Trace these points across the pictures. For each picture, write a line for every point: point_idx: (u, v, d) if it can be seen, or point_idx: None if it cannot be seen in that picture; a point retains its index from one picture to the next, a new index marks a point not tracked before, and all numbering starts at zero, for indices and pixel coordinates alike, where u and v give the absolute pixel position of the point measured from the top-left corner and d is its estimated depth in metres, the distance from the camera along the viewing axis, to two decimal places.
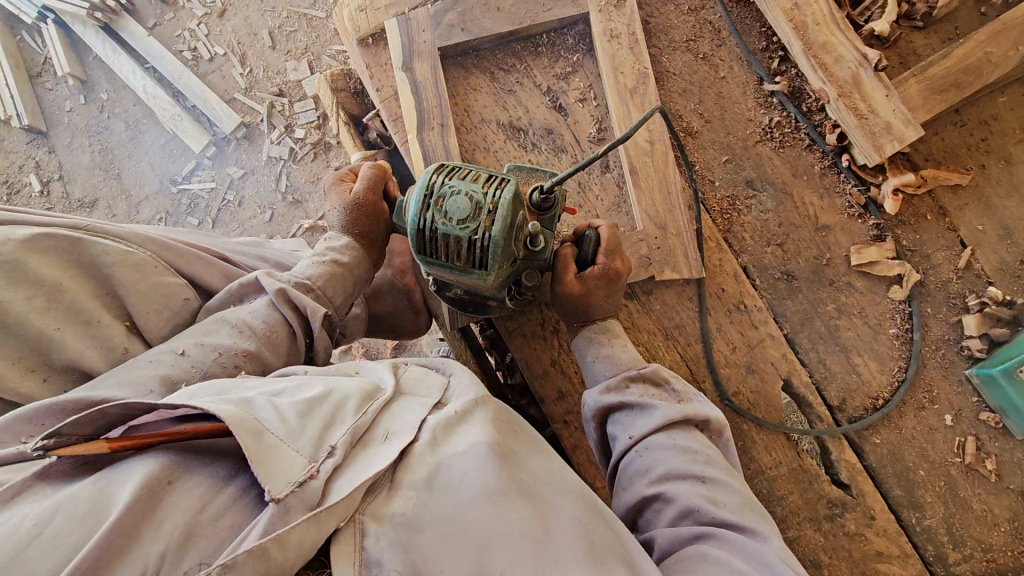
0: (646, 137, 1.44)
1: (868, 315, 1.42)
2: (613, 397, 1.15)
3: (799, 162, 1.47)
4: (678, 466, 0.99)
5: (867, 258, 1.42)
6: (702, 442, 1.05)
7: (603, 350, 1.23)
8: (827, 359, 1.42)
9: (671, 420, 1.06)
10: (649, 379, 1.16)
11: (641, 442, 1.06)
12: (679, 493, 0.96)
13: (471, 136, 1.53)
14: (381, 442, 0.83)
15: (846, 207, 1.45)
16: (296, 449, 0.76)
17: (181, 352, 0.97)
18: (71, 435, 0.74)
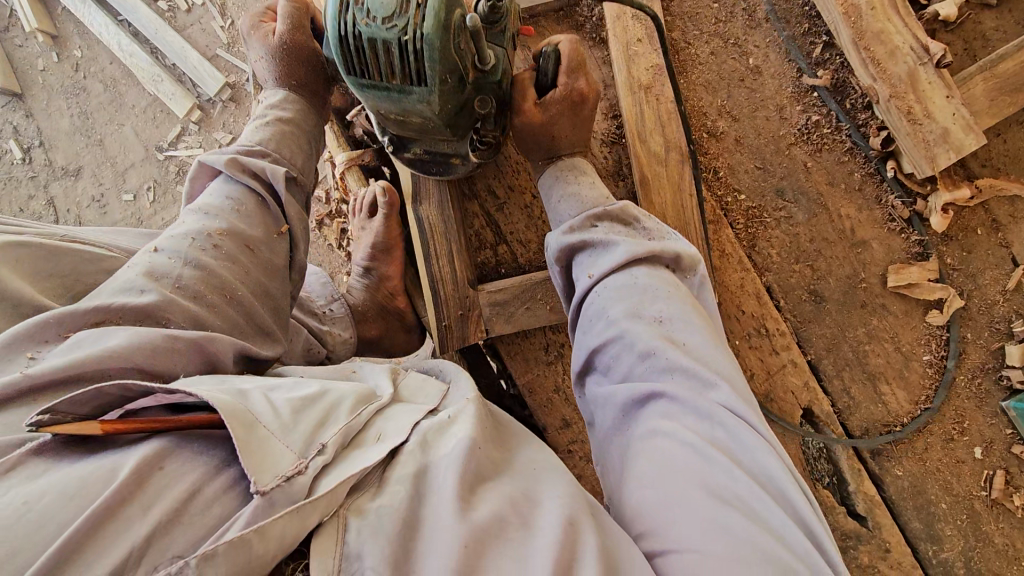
0: (666, 144, 1.26)
1: (901, 341, 1.31)
2: (573, 235, 0.99)
3: (837, 169, 1.30)
4: (635, 305, 0.85)
5: (905, 280, 1.29)
6: (666, 280, 0.88)
7: (573, 193, 1.07)
8: (851, 386, 1.33)
9: (632, 257, 0.90)
10: (618, 214, 1.00)
11: (598, 282, 0.91)
12: (632, 337, 0.82)
13: None
14: (374, 442, 0.68)
15: (886, 221, 1.30)
16: (287, 440, 0.62)
17: (154, 250, 0.86)
18: (69, 414, 0.60)
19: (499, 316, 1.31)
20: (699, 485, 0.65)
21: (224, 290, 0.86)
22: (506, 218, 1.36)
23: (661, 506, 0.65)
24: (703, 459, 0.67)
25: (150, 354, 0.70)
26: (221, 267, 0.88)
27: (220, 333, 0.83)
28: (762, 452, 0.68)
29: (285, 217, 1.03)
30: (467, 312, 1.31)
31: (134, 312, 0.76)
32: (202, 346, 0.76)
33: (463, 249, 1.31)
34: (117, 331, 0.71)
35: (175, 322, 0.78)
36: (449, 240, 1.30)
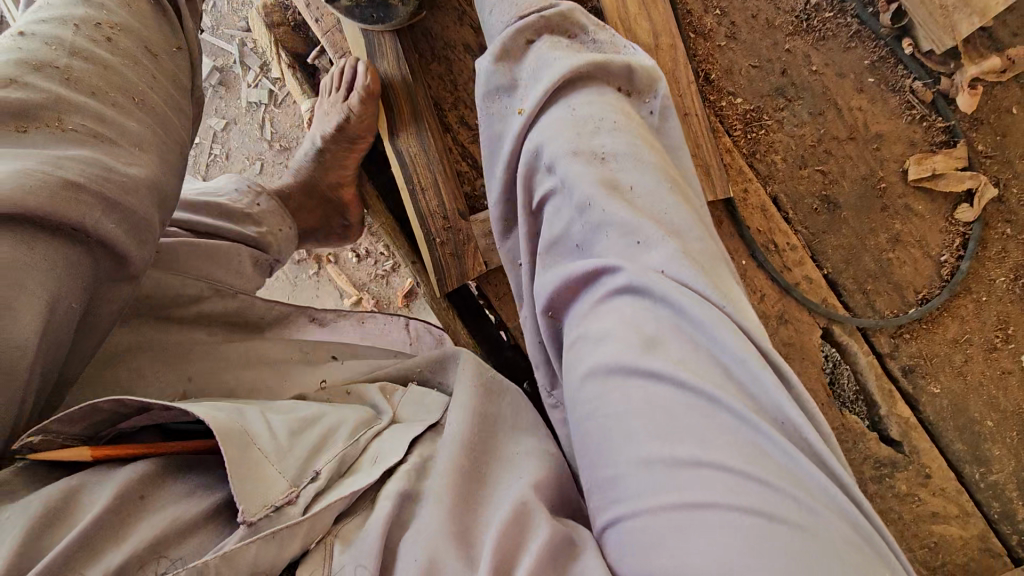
0: (654, 32, 1.15)
1: (928, 245, 1.17)
2: (500, 84, 0.91)
3: (844, 57, 1.16)
4: (571, 148, 0.80)
5: (928, 172, 1.14)
6: (607, 108, 0.84)
7: (506, 4, 0.96)
8: (876, 300, 1.20)
9: (566, 78, 0.84)
10: (552, 41, 0.91)
11: (529, 127, 0.86)
12: (564, 206, 0.80)
13: (433, 65, 1.25)
14: (369, 467, 0.73)
15: (904, 110, 1.15)
16: (279, 469, 0.66)
17: (21, 34, 0.75)
18: (62, 434, 0.63)
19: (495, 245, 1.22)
20: (638, 374, 0.64)
21: (134, 96, 0.78)
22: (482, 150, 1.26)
23: (602, 398, 0.66)
24: (640, 342, 0.66)
25: (43, 193, 0.59)
26: (120, 63, 0.79)
27: (140, 137, 0.76)
28: (706, 317, 0.66)
29: (186, 33, 0.94)
30: (460, 246, 1.22)
31: (11, 113, 0.65)
32: (114, 196, 0.66)
33: (437, 184, 1.22)
34: (7, 156, 0.61)
35: (72, 124, 0.69)
36: (428, 173, 1.21)
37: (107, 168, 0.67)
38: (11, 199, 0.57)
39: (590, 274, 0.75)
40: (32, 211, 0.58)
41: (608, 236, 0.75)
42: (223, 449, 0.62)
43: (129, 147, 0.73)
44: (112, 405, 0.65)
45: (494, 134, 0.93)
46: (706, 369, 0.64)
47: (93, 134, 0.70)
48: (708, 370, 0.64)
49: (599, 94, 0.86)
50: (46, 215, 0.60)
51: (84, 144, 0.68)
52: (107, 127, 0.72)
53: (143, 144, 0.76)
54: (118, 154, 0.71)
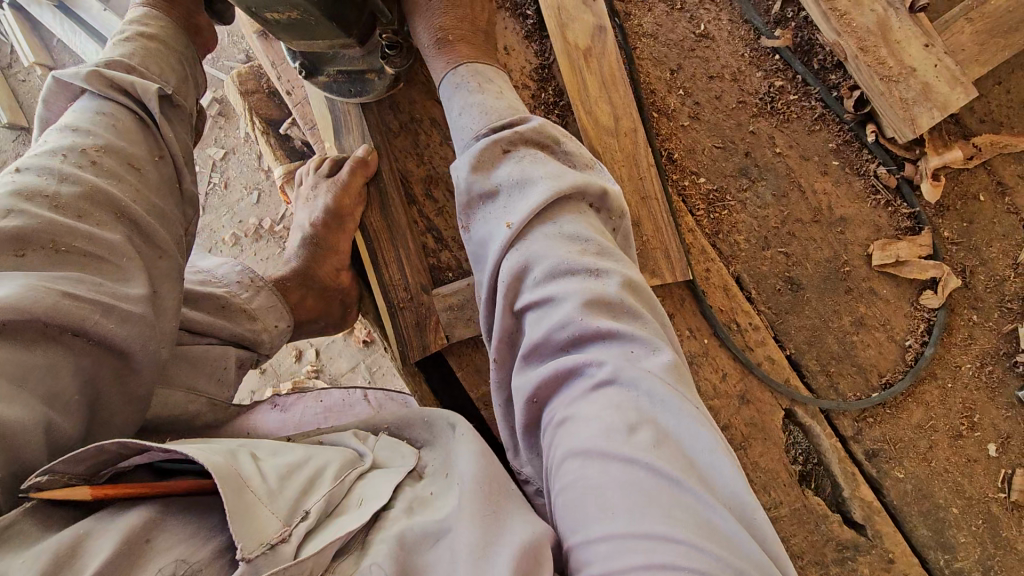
0: (614, 112, 1.12)
1: (893, 328, 1.16)
2: (481, 191, 0.86)
3: (808, 140, 1.16)
4: (561, 259, 0.75)
5: (893, 258, 1.13)
6: (591, 226, 0.81)
7: (478, 112, 0.95)
8: (840, 382, 1.18)
9: (555, 195, 0.79)
10: (529, 156, 0.86)
11: (512, 239, 0.79)
12: (550, 310, 0.73)
13: (401, 139, 1.26)
14: (356, 508, 0.71)
15: (869, 194, 1.15)
16: (270, 510, 0.65)
17: (16, 170, 0.74)
18: (64, 473, 0.61)
19: (456, 321, 1.22)
20: (617, 457, 0.60)
21: (118, 211, 0.75)
22: (447, 222, 1.27)
23: (579, 485, 0.61)
24: (623, 429, 0.62)
25: (46, 303, 0.62)
26: (107, 184, 0.76)
27: (125, 252, 0.73)
28: (685, 416, 0.64)
29: (170, 142, 0.89)
30: (421, 319, 1.22)
31: (11, 238, 0.65)
32: (106, 301, 0.67)
33: (401, 258, 1.23)
34: (10, 276, 0.63)
35: (65, 245, 0.69)
36: (394, 245, 1.23)
37: (98, 281, 0.68)
38: (18, 312, 0.60)
39: (572, 369, 0.70)
40: (39, 320, 0.61)
41: (600, 342, 0.70)
42: (218, 481, 0.63)
43: (114, 258, 0.71)
44: (116, 448, 0.61)
45: (478, 242, 0.86)
46: (688, 469, 0.60)
47: (84, 253, 0.70)
48: (687, 462, 0.61)
49: (579, 211, 0.83)
50: (53, 320, 0.62)
51: (77, 262, 0.69)
52: (96, 244, 0.71)
53: (127, 258, 0.73)
54: (109, 254, 0.71)
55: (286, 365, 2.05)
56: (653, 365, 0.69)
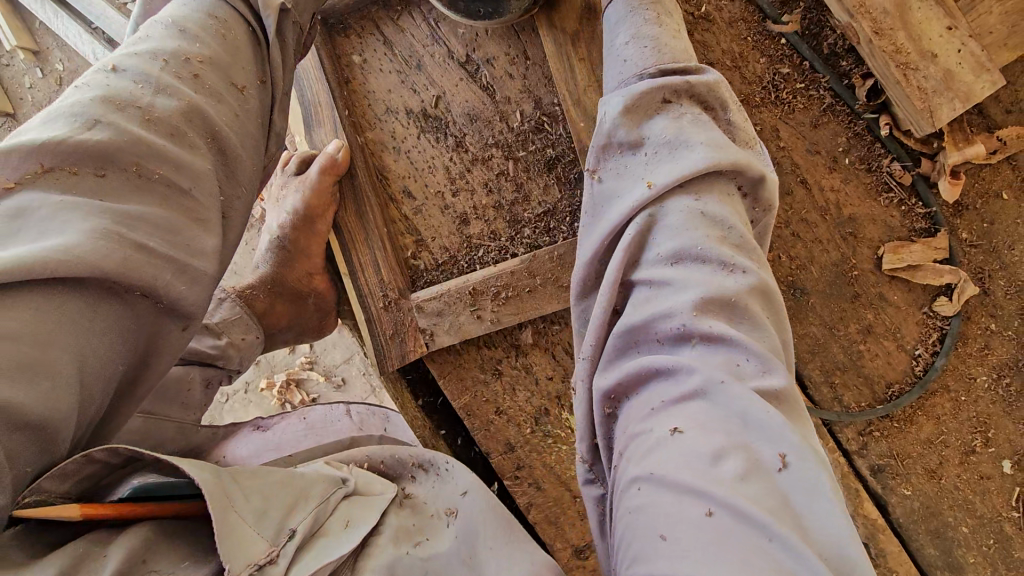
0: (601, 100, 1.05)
1: (903, 337, 1.08)
2: (623, 139, 0.85)
3: (816, 133, 1.06)
4: (688, 246, 0.74)
5: (904, 263, 1.05)
6: (737, 219, 0.77)
7: (648, 44, 0.88)
8: (844, 393, 1.11)
9: (706, 168, 0.76)
10: (687, 116, 0.83)
11: (645, 205, 0.79)
12: (666, 292, 0.73)
13: (376, 132, 1.19)
14: (341, 532, 0.71)
15: (881, 192, 1.05)
16: (257, 531, 0.63)
17: (115, 70, 0.73)
18: (49, 492, 0.55)
19: (437, 327, 1.15)
20: (696, 483, 0.58)
21: (211, 137, 0.74)
22: (427, 222, 1.19)
23: (654, 507, 0.60)
24: (720, 451, 0.60)
25: (116, 257, 0.58)
26: (204, 102, 0.75)
27: (208, 185, 0.71)
28: (793, 447, 0.60)
29: (273, 65, 0.88)
30: (399, 325, 1.16)
31: (92, 154, 0.63)
32: (182, 257, 0.64)
33: (382, 260, 1.16)
34: (79, 211, 0.59)
35: (149, 170, 0.66)
36: (369, 247, 1.15)
37: (173, 227, 0.65)
38: (84, 266, 0.55)
39: (674, 365, 0.68)
40: (108, 276, 0.57)
41: (706, 347, 0.68)
42: (209, 500, 0.59)
43: (194, 193, 0.69)
44: (107, 454, 0.57)
45: (608, 192, 0.85)
46: (782, 508, 0.57)
47: (169, 183, 0.67)
48: (775, 503, 0.57)
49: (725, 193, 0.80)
50: (122, 275, 0.58)
51: (158, 195, 0.66)
52: (180, 174, 0.68)
53: (209, 193, 0.71)
54: (195, 184, 0.69)
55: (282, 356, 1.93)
56: (768, 384, 0.65)
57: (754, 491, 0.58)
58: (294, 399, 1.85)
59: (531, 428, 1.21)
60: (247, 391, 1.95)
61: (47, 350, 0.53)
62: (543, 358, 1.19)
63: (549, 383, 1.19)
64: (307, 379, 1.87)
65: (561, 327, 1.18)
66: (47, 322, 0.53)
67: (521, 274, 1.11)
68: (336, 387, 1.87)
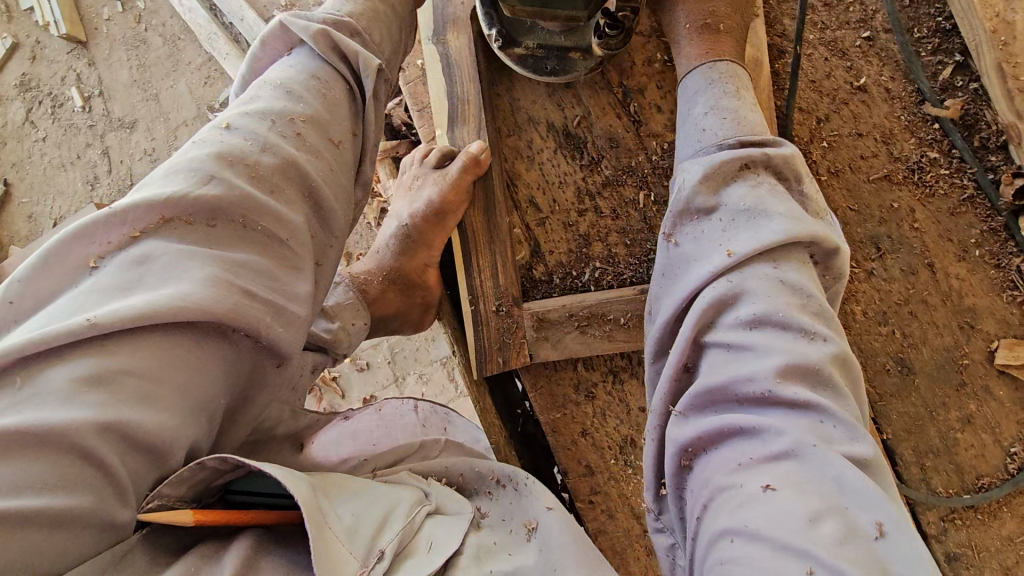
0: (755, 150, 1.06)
1: (1001, 433, 1.09)
2: (699, 206, 0.87)
3: (951, 220, 1.08)
4: (773, 309, 0.75)
5: (1018, 361, 1.06)
6: (810, 282, 0.79)
7: (726, 114, 0.94)
8: (933, 477, 1.11)
9: (788, 239, 0.79)
10: (765, 185, 0.85)
11: (725, 270, 0.81)
12: (748, 358, 0.74)
13: (514, 139, 1.20)
14: (426, 552, 0.75)
15: (1006, 288, 1.07)
16: (349, 550, 0.69)
17: (226, 126, 0.77)
18: (170, 497, 0.62)
19: (545, 340, 1.16)
20: (795, 541, 0.60)
21: (308, 189, 0.78)
22: (548, 236, 1.20)
23: (747, 561, 0.61)
24: (817, 513, 0.62)
25: (228, 303, 0.64)
26: (304, 158, 0.78)
27: (302, 240, 0.75)
28: (884, 514, 0.63)
29: (366, 117, 0.93)
30: (507, 332, 1.16)
31: (207, 207, 0.68)
32: (280, 301, 0.70)
33: (504, 265, 1.17)
34: (197, 258, 0.65)
35: (254, 224, 0.71)
36: (492, 249, 1.17)
37: (273, 274, 0.70)
38: (201, 313, 0.62)
39: (755, 427, 0.71)
40: (221, 320, 0.63)
41: (795, 407, 0.70)
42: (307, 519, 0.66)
43: (290, 243, 0.74)
44: (216, 462, 0.62)
45: (686, 254, 0.87)
46: (884, 574, 0.59)
47: (268, 233, 0.72)
48: (877, 568, 0.59)
49: (801, 263, 0.82)
50: (231, 320, 0.64)
51: (259, 245, 0.71)
52: (281, 226, 0.73)
53: (303, 246, 0.76)
54: (283, 229, 0.73)
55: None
56: (856, 451, 0.68)
57: (852, 554, 0.60)
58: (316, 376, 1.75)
59: (612, 456, 1.20)
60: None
61: (163, 385, 0.60)
62: (640, 390, 1.19)
63: (639, 415, 1.20)
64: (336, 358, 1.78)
65: None
66: (155, 362, 0.60)
67: (638, 307, 1.14)
68: (359, 370, 1.75)
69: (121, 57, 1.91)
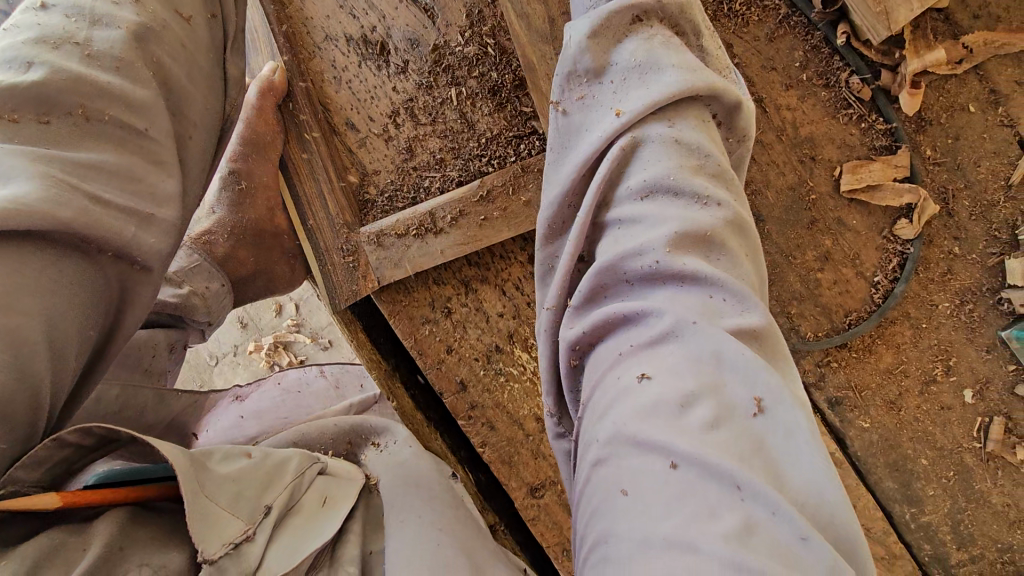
0: (547, 12, 1.00)
1: (863, 264, 1.03)
2: (586, 67, 0.76)
3: (772, 47, 0.99)
4: (662, 175, 0.68)
5: (863, 184, 0.99)
6: (711, 141, 0.72)
7: None
8: (802, 324, 1.06)
9: (683, 89, 0.70)
10: (659, 36, 0.75)
11: (619, 130, 0.71)
12: (637, 231, 0.67)
13: (315, 61, 1.13)
14: (320, 506, 0.74)
15: (841, 109, 0.99)
16: (231, 510, 0.64)
17: (41, 6, 0.71)
18: (21, 483, 0.55)
19: (385, 261, 1.13)
20: (666, 429, 0.54)
21: (155, 56, 0.74)
22: (371, 155, 1.15)
23: (620, 462, 0.55)
24: (689, 395, 0.55)
25: (74, 208, 0.57)
26: (147, 22, 0.73)
27: (157, 116, 0.71)
28: (766, 389, 0.55)
29: None
30: (350, 259, 1.14)
31: (33, 99, 0.61)
32: (143, 209, 0.65)
33: (336, 190, 1.13)
34: (22, 158, 0.57)
35: (98, 113, 0.65)
36: (315, 179, 1.12)
37: (134, 173, 0.66)
38: (36, 215, 0.53)
39: (642, 310, 0.63)
40: (69, 229, 0.56)
41: (683, 282, 0.63)
42: (184, 482, 0.61)
43: (150, 134, 0.69)
44: (79, 437, 0.57)
45: (574, 124, 0.77)
46: (758, 451, 0.53)
47: (122, 125, 0.67)
48: (753, 446, 0.53)
49: (701, 119, 0.74)
50: (87, 232, 0.58)
51: (114, 142, 0.66)
52: (133, 115, 0.68)
53: (163, 140, 0.71)
54: (133, 109, 0.68)
55: (267, 320, 1.84)
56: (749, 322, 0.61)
57: (724, 436, 0.53)
58: (282, 362, 1.80)
59: (482, 365, 1.17)
60: (235, 354, 1.87)
61: (10, 315, 0.51)
62: (494, 294, 1.16)
63: (500, 320, 1.16)
64: (295, 343, 1.80)
65: (509, 261, 1.15)
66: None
67: (475, 201, 1.09)
68: (323, 349, 1.79)
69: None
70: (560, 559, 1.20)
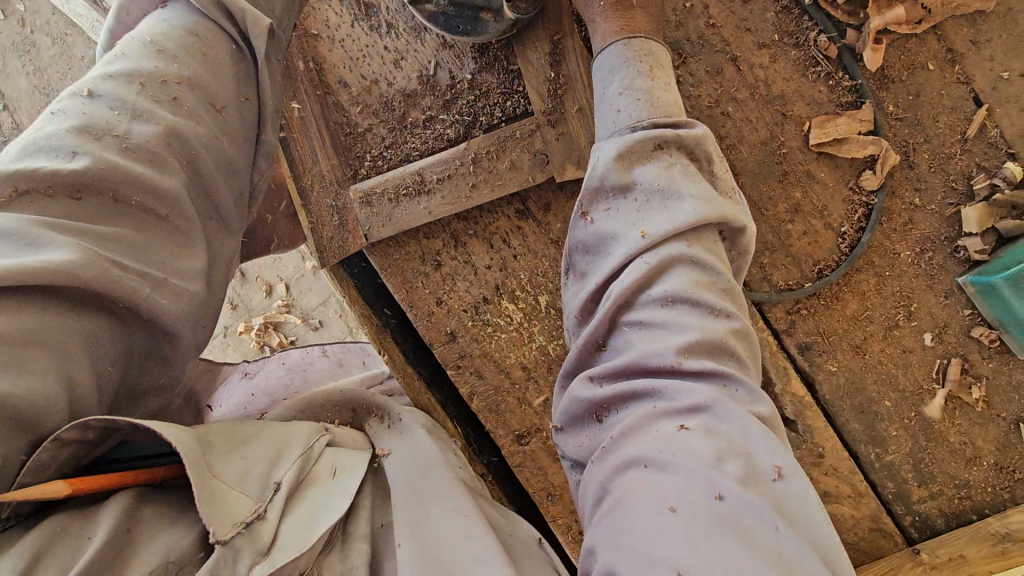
0: None
1: (831, 215, 1.09)
2: (612, 184, 0.81)
3: (745, 8, 1.05)
4: (684, 291, 0.73)
5: (830, 138, 1.06)
6: (722, 263, 0.79)
7: (641, 95, 0.87)
8: (774, 274, 1.12)
9: (702, 220, 0.76)
10: (677, 166, 0.81)
11: (643, 251, 0.76)
12: (659, 334, 0.73)
13: (311, 19, 1.17)
14: (331, 477, 0.74)
15: (810, 67, 1.06)
16: (240, 489, 0.66)
17: (88, 93, 0.73)
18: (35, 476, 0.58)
19: (377, 217, 1.17)
20: (705, 472, 0.60)
21: None
22: (364, 113, 1.19)
23: (659, 492, 0.61)
24: (723, 453, 0.62)
25: (94, 269, 0.60)
26: (186, 124, 0.76)
27: (183, 207, 0.72)
28: (783, 458, 0.63)
29: None
30: (339, 215, 1.17)
31: (69, 183, 0.64)
32: (158, 275, 0.67)
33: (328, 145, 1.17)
34: (55, 240, 0.60)
35: (127, 197, 0.68)
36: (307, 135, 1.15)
37: (150, 249, 0.68)
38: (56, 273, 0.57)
39: (669, 390, 0.69)
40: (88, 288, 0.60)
41: (704, 377, 0.69)
42: (189, 468, 0.62)
43: (173, 220, 0.71)
44: (79, 433, 0.58)
45: (601, 233, 0.82)
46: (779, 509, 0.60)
47: (148, 210, 0.69)
48: (775, 502, 0.60)
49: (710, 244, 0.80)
50: (101, 288, 0.61)
51: (134, 221, 0.68)
52: (159, 202, 0.70)
53: (191, 226, 0.74)
54: (158, 197, 0.70)
55: (258, 300, 1.85)
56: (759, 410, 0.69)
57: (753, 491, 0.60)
58: (271, 342, 1.82)
59: (469, 316, 1.22)
60: (225, 336, 1.89)
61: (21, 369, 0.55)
62: (482, 248, 1.21)
63: (487, 273, 1.21)
64: (285, 323, 1.82)
65: (497, 215, 1.20)
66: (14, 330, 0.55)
67: (462, 162, 1.14)
68: (313, 330, 1.82)
69: (16, 64, 1.67)
70: (544, 503, 1.25)
